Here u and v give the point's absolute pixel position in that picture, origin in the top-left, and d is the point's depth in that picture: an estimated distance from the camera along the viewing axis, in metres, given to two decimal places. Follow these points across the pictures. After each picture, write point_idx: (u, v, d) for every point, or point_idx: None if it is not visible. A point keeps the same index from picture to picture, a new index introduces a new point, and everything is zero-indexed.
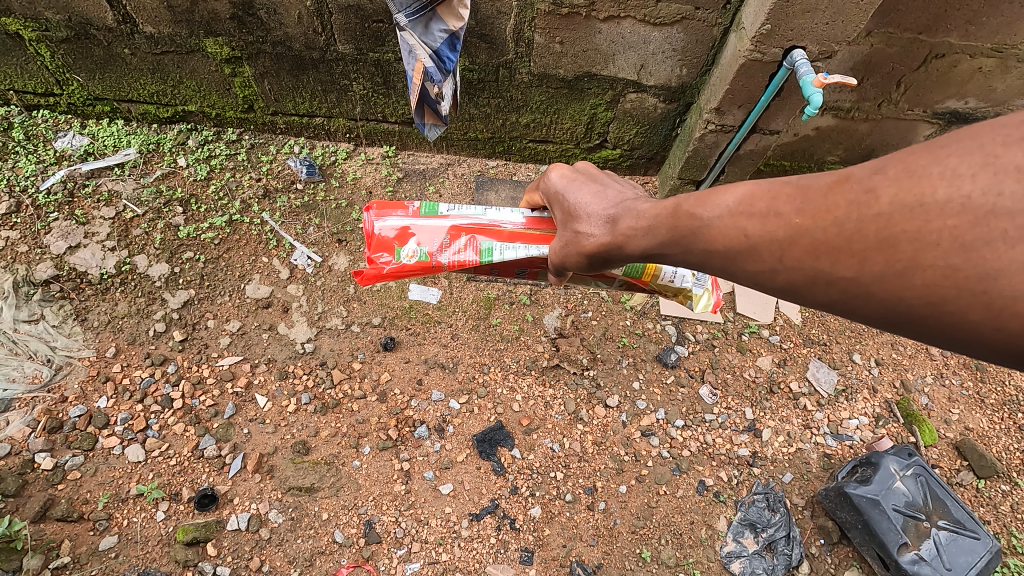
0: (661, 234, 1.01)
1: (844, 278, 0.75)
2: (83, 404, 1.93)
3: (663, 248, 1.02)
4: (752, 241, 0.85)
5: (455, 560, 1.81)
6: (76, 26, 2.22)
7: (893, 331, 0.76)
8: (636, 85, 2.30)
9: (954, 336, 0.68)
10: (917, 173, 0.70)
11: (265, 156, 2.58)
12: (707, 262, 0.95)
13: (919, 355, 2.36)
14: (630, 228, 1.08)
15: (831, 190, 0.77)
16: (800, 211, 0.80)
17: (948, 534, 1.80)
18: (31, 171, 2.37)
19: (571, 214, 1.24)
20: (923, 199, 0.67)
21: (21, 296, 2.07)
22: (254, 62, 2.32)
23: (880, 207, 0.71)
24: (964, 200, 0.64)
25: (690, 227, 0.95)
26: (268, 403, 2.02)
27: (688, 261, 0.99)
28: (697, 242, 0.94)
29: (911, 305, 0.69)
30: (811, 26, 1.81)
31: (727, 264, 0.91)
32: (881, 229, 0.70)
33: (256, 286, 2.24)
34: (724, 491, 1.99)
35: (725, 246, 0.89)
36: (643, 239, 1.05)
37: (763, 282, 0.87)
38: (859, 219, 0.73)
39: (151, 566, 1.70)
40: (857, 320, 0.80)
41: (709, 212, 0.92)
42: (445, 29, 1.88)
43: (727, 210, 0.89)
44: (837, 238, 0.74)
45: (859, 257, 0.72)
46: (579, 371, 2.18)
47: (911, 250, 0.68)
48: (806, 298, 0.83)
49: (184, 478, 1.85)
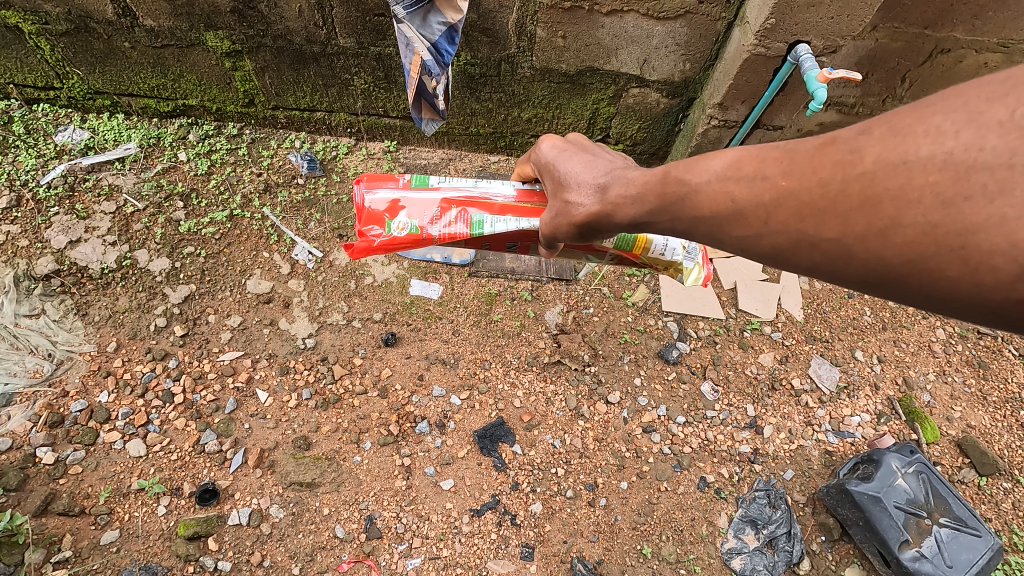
0: (649, 200, 0.99)
1: (827, 240, 0.76)
2: (84, 399, 1.93)
3: (650, 216, 1.00)
4: (739, 205, 0.85)
5: (456, 556, 1.81)
6: (75, 19, 2.21)
7: (874, 293, 0.78)
8: (639, 79, 2.29)
9: (931, 294, 0.70)
10: (902, 132, 0.71)
11: (266, 150, 2.58)
12: (692, 230, 0.94)
13: (921, 352, 2.36)
14: (620, 195, 1.05)
15: (818, 152, 0.78)
16: (786, 174, 0.80)
17: (950, 531, 1.79)
18: (32, 165, 2.37)
19: (563, 184, 1.21)
20: (906, 156, 0.69)
21: (22, 290, 2.07)
22: (255, 55, 2.30)
23: (864, 167, 0.72)
24: (946, 156, 0.65)
25: (678, 194, 0.94)
26: (268, 398, 2.01)
27: (676, 229, 0.98)
28: (685, 208, 0.93)
29: (891, 263, 0.71)
30: (815, 20, 1.79)
31: (713, 230, 0.90)
32: (865, 189, 0.71)
33: (257, 281, 2.24)
34: (725, 488, 1.98)
35: (712, 212, 0.88)
36: (631, 206, 1.02)
37: (748, 247, 0.87)
38: (844, 180, 0.74)
39: (152, 560, 1.70)
40: (838, 283, 0.81)
41: (697, 177, 0.91)
42: (443, 21, 1.87)
43: (716, 175, 0.88)
44: (822, 199, 0.75)
45: (842, 218, 0.74)
46: (580, 367, 2.18)
47: (893, 208, 0.69)
48: (791, 262, 0.83)
49: (185, 473, 1.85)
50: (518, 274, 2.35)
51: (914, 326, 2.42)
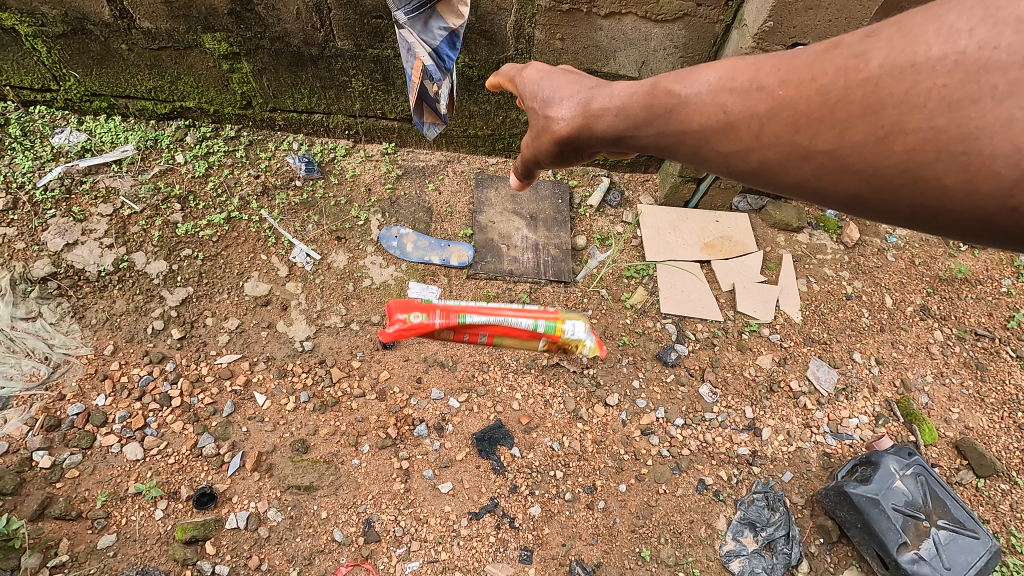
0: (635, 112, 0.82)
1: (821, 153, 0.64)
2: (82, 402, 1.92)
3: (632, 132, 0.83)
4: (732, 117, 0.70)
5: (455, 559, 1.80)
6: (73, 22, 2.20)
7: (856, 213, 0.68)
8: (637, 81, 2.29)
9: (924, 210, 0.61)
10: (911, 32, 0.58)
11: (264, 152, 2.57)
12: (674, 148, 0.79)
13: (919, 354, 2.36)
14: (604, 107, 0.88)
15: (818, 58, 0.64)
16: (784, 81, 0.66)
17: (948, 533, 1.79)
18: (28, 167, 2.36)
19: (545, 106, 1.03)
20: (914, 58, 0.57)
21: (18, 293, 2.06)
22: (252, 57, 2.30)
23: (869, 71, 0.59)
24: (958, 56, 0.54)
25: (664, 106, 0.77)
26: (267, 401, 2.01)
27: (658, 148, 0.82)
28: (670, 123, 0.77)
29: (887, 177, 0.60)
30: (813, 23, 1.80)
31: (695, 147, 0.76)
32: (869, 95, 0.59)
33: (255, 284, 2.23)
34: (724, 490, 1.98)
35: (699, 125, 0.73)
36: (618, 119, 0.85)
37: (731, 166, 0.73)
38: (846, 85, 0.61)
39: (149, 564, 1.69)
40: (818, 204, 0.70)
41: (688, 87, 0.74)
42: (445, 26, 1.86)
43: (708, 84, 0.72)
44: (821, 107, 0.62)
45: (841, 127, 0.61)
46: (579, 369, 2.18)
47: (896, 114, 0.57)
48: (775, 181, 0.71)
49: (183, 476, 1.84)
50: (517, 277, 2.37)
51: (912, 328, 2.42)
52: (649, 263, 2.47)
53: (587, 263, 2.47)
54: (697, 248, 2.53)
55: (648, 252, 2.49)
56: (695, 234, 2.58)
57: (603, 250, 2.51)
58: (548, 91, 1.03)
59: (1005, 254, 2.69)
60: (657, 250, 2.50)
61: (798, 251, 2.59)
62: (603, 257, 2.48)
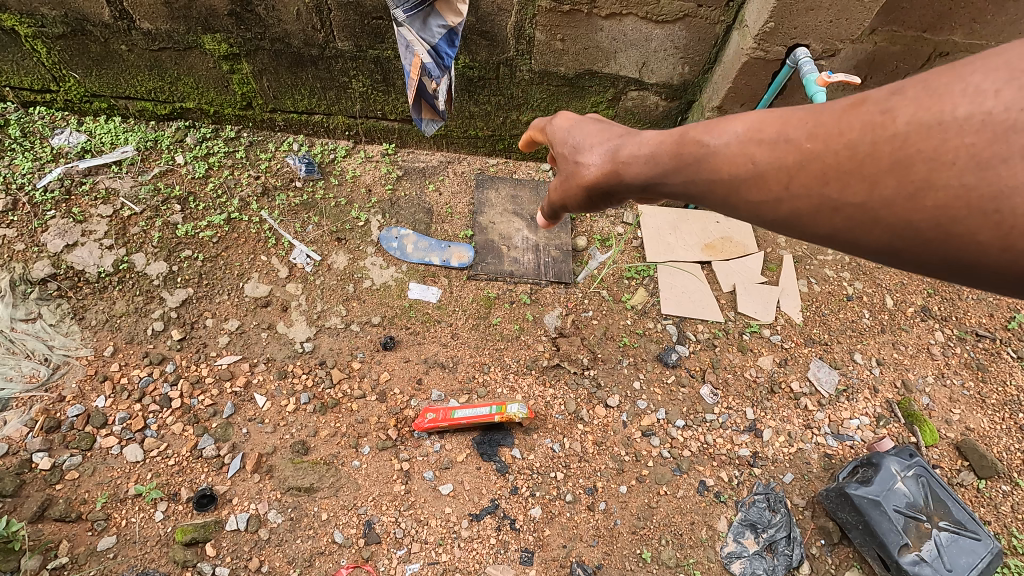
0: (663, 161, 0.85)
1: (851, 205, 0.66)
2: (81, 404, 1.92)
3: (660, 179, 0.87)
4: (761, 168, 0.73)
5: (455, 561, 1.79)
6: (72, 22, 2.20)
7: (888, 262, 0.70)
8: (637, 82, 2.29)
9: (955, 261, 0.62)
10: (937, 89, 0.60)
11: (264, 153, 2.57)
12: (705, 195, 0.82)
13: (920, 355, 2.36)
14: (632, 154, 0.92)
15: (844, 113, 0.66)
16: (812, 135, 0.68)
17: (949, 535, 1.79)
18: (28, 168, 2.35)
19: (573, 151, 1.07)
20: (941, 117, 0.59)
21: (17, 294, 2.05)
22: (252, 58, 2.30)
23: (896, 128, 0.62)
24: (985, 115, 0.56)
25: (694, 156, 0.81)
26: (267, 402, 2.01)
27: (688, 194, 0.85)
28: (699, 172, 0.80)
29: (919, 232, 0.62)
30: (814, 23, 1.79)
31: (725, 196, 0.79)
32: (897, 150, 0.61)
33: (255, 285, 2.23)
34: (724, 492, 1.98)
35: (729, 175, 0.76)
36: (646, 165, 0.89)
37: (761, 214, 0.76)
38: (874, 140, 0.63)
39: (149, 567, 1.69)
40: (850, 252, 0.72)
41: (716, 138, 0.78)
42: (443, 24, 1.87)
43: (736, 136, 0.76)
44: (850, 161, 0.65)
45: (870, 181, 0.63)
46: (579, 371, 2.18)
47: (925, 170, 0.59)
48: (805, 230, 0.73)
49: (183, 478, 1.84)
50: (518, 278, 2.37)
51: (913, 329, 2.42)
52: (650, 264, 2.46)
53: (588, 264, 2.46)
54: (697, 249, 2.53)
55: (648, 253, 2.48)
56: (695, 235, 2.57)
57: (604, 250, 2.50)
58: (576, 138, 1.08)
59: None
60: (658, 250, 2.50)
61: (798, 252, 2.58)
62: (603, 258, 2.47)
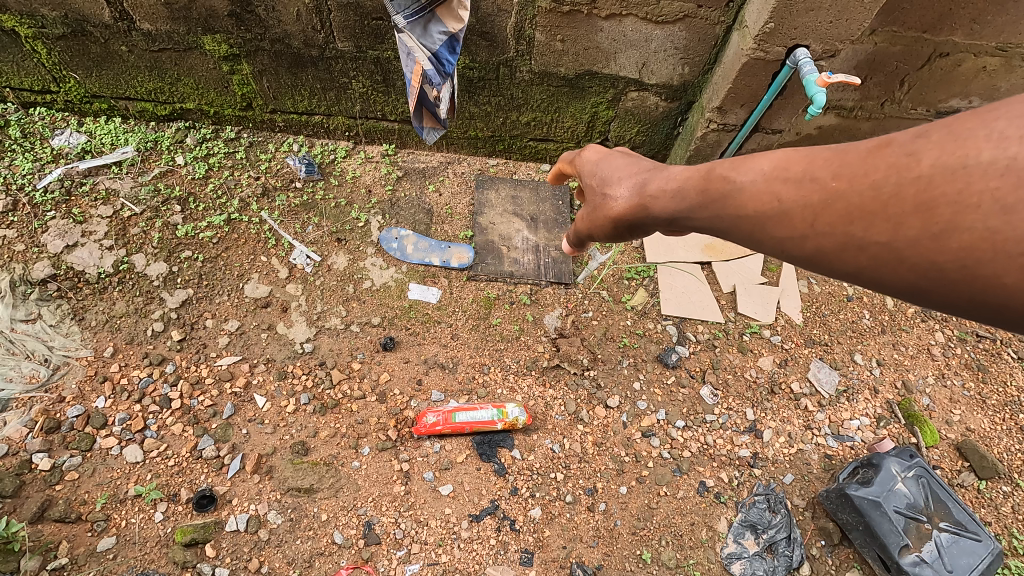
0: (691, 196, 0.88)
1: (875, 244, 0.65)
2: (81, 404, 1.92)
3: (687, 213, 0.89)
4: (786, 206, 0.74)
5: (455, 561, 1.79)
6: (72, 23, 2.20)
7: (919, 304, 0.67)
8: (637, 83, 2.29)
9: (985, 304, 0.60)
10: (962, 134, 0.60)
11: (264, 154, 2.57)
12: (730, 230, 0.83)
13: (920, 356, 2.35)
14: (660, 188, 0.95)
15: (870, 154, 0.67)
16: (837, 174, 0.69)
17: (950, 535, 1.79)
18: (29, 169, 2.36)
19: (601, 182, 1.11)
20: (965, 161, 0.58)
21: (17, 295, 2.05)
22: (252, 59, 2.30)
23: (920, 170, 0.61)
24: (1009, 160, 0.55)
25: (721, 191, 0.83)
26: (267, 403, 2.01)
27: (713, 229, 0.87)
28: (725, 207, 0.82)
29: (945, 275, 0.60)
30: (814, 24, 1.79)
31: (751, 232, 0.79)
32: (920, 192, 0.61)
33: (255, 286, 2.23)
34: (724, 492, 1.98)
35: (755, 212, 0.77)
36: (673, 200, 0.92)
37: (788, 250, 0.76)
38: (898, 182, 0.63)
39: (149, 567, 1.68)
40: (879, 291, 0.71)
41: (743, 175, 0.80)
42: (444, 30, 1.85)
43: (763, 173, 0.78)
44: (874, 202, 0.64)
45: (894, 221, 0.63)
46: (579, 371, 2.17)
47: (949, 212, 0.58)
48: (831, 268, 0.72)
49: (182, 478, 1.84)
50: (518, 278, 2.37)
51: (913, 329, 2.42)
52: (650, 265, 2.46)
53: (588, 264, 2.45)
54: (698, 249, 2.53)
55: (648, 253, 2.48)
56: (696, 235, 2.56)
57: (604, 251, 2.49)
58: (605, 171, 1.12)
59: None
60: (658, 251, 2.49)
61: None
62: (603, 259, 2.46)
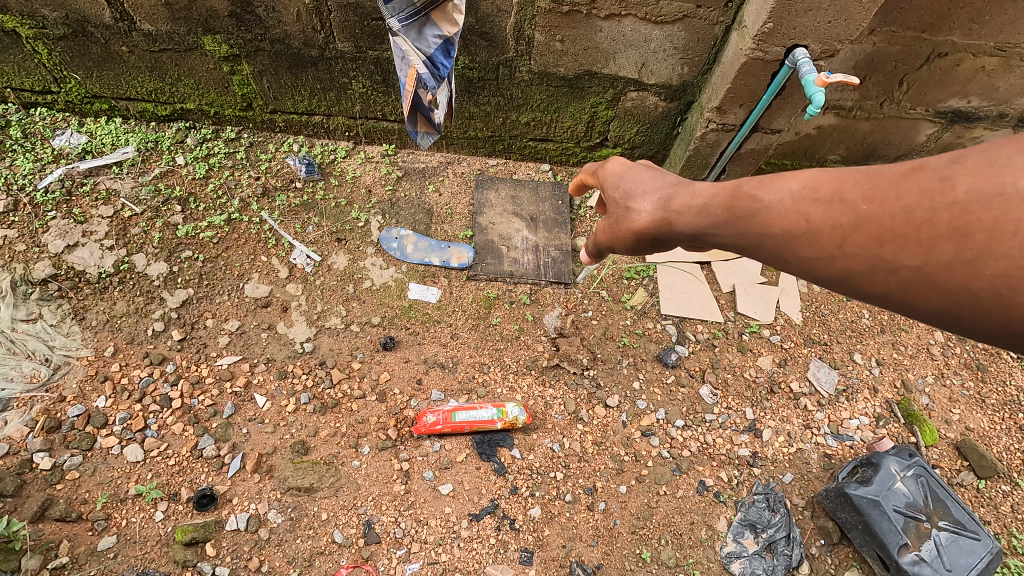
0: (717, 213, 0.87)
1: (906, 269, 0.64)
2: (82, 404, 1.92)
3: (712, 229, 0.89)
4: (813, 226, 0.73)
5: (455, 561, 1.79)
6: (73, 24, 2.21)
7: (948, 329, 0.67)
8: (637, 83, 2.29)
9: (1020, 332, 0.59)
10: (1000, 161, 0.59)
11: (264, 154, 2.57)
12: (755, 249, 0.82)
13: (919, 355, 2.36)
14: (684, 204, 0.95)
15: (902, 177, 0.66)
16: (867, 197, 0.68)
17: (949, 534, 1.79)
18: (29, 169, 2.36)
19: (626, 195, 1.12)
20: (1003, 188, 0.57)
21: (18, 295, 2.06)
22: (252, 59, 2.30)
23: (954, 195, 0.60)
24: None
25: (746, 209, 0.82)
26: (267, 403, 2.01)
27: (738, 246, 0.86)
28: (751, 225, 0.81)
29: (980, 301, 0.59)
30: (813, 24, 1.78)
31: (776, 250, 0.79)
32: (955, 218, 0.59)
33: (255, 286, 2.23)
34: (724, 492, 1.98)
35: (781, 230, 0.77)
36: (697, 216, 0.92)
37: (814, 271, 0.75)
38: (931, 207, 0.62)
39: (149, 566, 1.69)
40: (909, 316, 0.69)
41: (770, 194, 0.79)
42: (439, 34, 1.87)
43: (790, 192, 0.77)
44: (906, 225, 0.63)
45: (926, 246, 0.62)
46: (579, 371, 2.18)
47: (985, 239, 0.57)
48: (858, 290, 0.72)
49: (183, 478, 1.84)
50: (518, 278, 2.37)
51: (913, 329, 2.42)
52: (649, 264, 2.46)
53: (588, 264, 2.46)
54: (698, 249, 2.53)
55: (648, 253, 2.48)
56: None
57: None
58: (630, 184, 1.12)
59: None
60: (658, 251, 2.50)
61: None
62: (603, 259, 2.47)
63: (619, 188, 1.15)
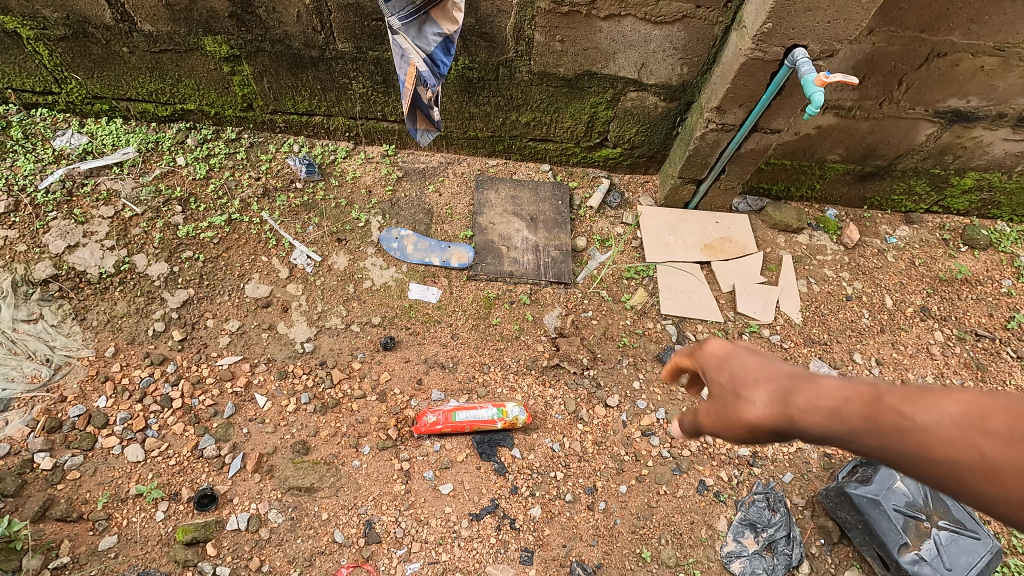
0: (859, 425, 0.77)
1: None
2: (83, 404, 1.93)
3: (853, 440, 0.78)
4: (992, 463, 0.66)
5: (455, 560, 1.79)
6: (74, 25, 2.21)
7: None
8: (637, 83, 2.30)
9: None
10: None
11: (264, 154, 2.58)
12: (914, 470, 0.73)
13: (919, 355, 2.36)
14: (809, 404, 0.83)
15: None
16: None
17: (949, 534, 1.78)
18: (30, 170, 2.36)
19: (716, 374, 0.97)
20: None
21: (19, 295, 2.06)
22: (253, 60, 2.31)
23: None
24: None
25: (897, 428, 0.74)
26: (267, 403, 2.01)
27: (887, 462, 0.76)
28: (909, 447, 0.72)
29: None
30: (812, 24, 1.79)
31: (943, 480, 0.71)
32: None
33: (256, 286, 2.24)
34: (724, 491, 1.98)
35: (949, 461, 0.69)
36: (831, 420, 0.80)
37: (995, 508, 0.67)
38: None
39: (150, 566, 1.69)
40: None
41: (927, 416, 0.71)
42: (439, 32, 1.87)
43: (954, 419, 0.69)
44: None
45: None
46: (579, 371, 2.18)
47: None
48: None
49: (184, 478, 1.85)
50: (518, 278, 2.37)
51: (912, 329, 2.42)
52: (649, 264, 2.47)
53: (588, 264, 2.47)
54: (697, 249, 2.53)
55: (648, 253, 2.49)
56: (695, 235, 2.58)
57: (604, 251, 2.51)
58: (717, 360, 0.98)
59: (1005, 255, 2.68)
60: (657, 251, 2.50)
61: (798, 252, 2.59)
62: (603, 259, 2.48)
63: (708, 364, 1.00)
